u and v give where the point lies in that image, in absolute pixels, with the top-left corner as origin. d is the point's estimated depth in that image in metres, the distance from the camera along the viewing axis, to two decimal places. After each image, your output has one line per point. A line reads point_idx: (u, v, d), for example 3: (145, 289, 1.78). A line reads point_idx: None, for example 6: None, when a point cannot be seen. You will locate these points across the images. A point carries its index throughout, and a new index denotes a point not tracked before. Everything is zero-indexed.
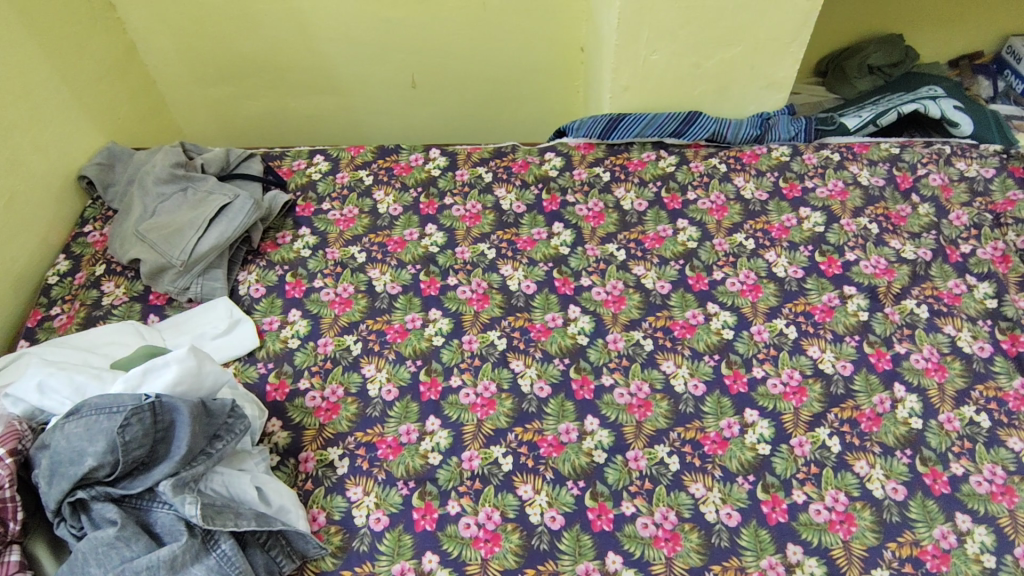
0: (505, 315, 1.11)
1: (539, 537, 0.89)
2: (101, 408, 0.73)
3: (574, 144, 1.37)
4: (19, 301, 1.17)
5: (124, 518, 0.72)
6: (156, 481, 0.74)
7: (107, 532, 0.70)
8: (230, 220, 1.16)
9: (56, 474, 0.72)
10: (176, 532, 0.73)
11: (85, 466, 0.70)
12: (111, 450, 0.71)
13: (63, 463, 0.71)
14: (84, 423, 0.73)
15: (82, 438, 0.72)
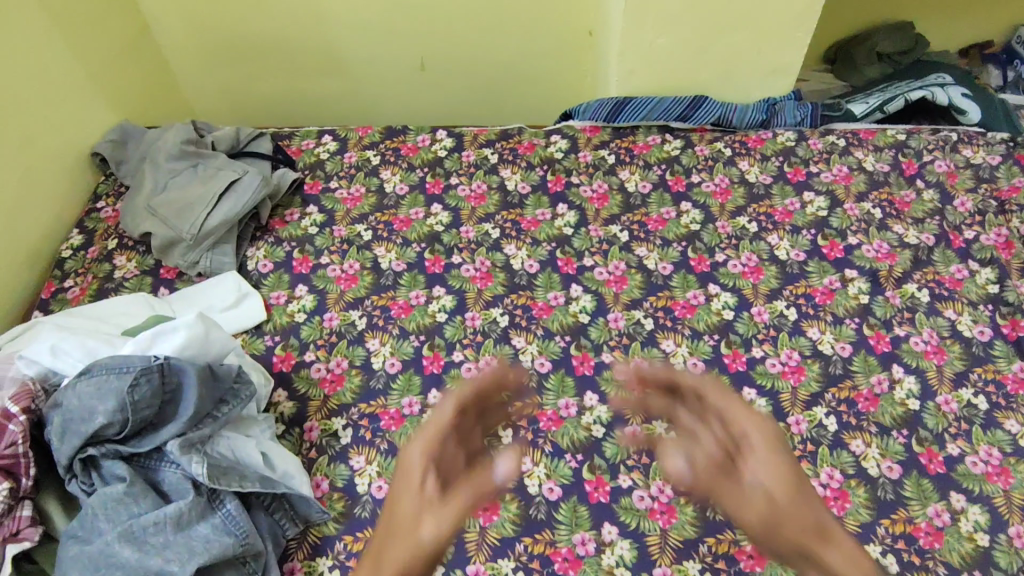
0: (508, 293, 1.13)
1: (537, 507, 0.91)
2: (111, 369, 0.76)
3: (580, 126, 1.38)
4: (33, 274, 1.20)
5: (133, 475, 0.74)
6: (164, 440, 0.76)
7: (116, 488, 0.73)
8: (239, 197, 1.18)
9: (68, 431, 0.74)
10: (183, 490, 0.75)
11: (96, 424, 0.73)
12: (120, 408, 0.74)
13: (75, 420, 0.74)
14: (95, 382, 0.75)
15: (93, 396, 0.74)
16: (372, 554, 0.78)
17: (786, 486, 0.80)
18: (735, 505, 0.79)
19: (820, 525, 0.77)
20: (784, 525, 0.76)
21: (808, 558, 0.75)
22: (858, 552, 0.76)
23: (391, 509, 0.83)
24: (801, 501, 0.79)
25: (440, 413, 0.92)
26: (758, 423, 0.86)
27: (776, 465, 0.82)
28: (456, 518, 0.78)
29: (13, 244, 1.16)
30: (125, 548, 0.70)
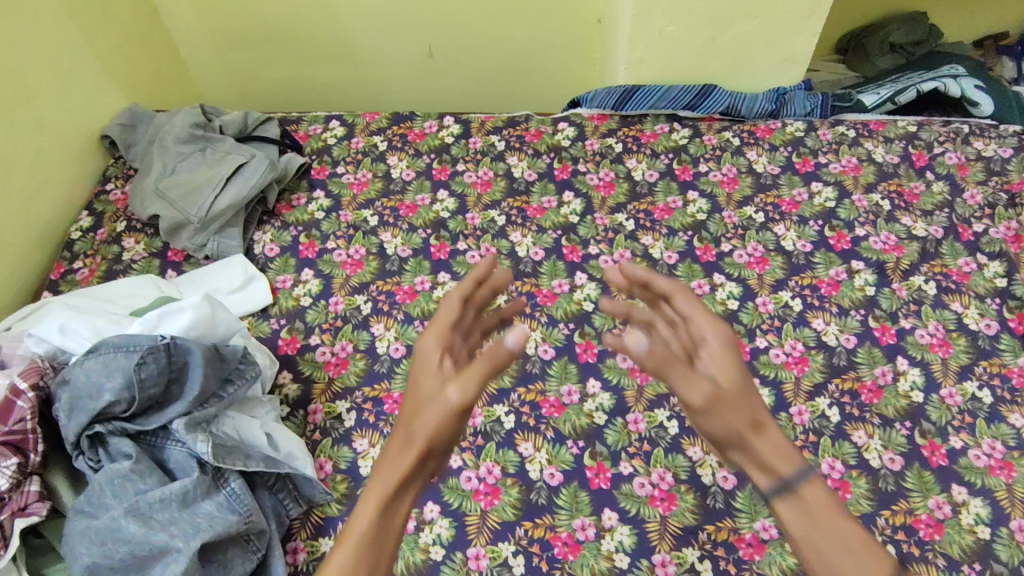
0: (513, 280, 1.13)
1: (537, 492, 0.91)
2: (119, 347, 0.77)
3: (587, 114, 1.37)
4: (43, 255, 1.21)
5: (139, 452, 0.75)
6: (170, 418, 0.77)
7: (122, 464, 0.74)
8: (247, 180, 1.19)
9: (76, 407, 0.75)
10: (188, 468, 0.76)
11: (102, 401, 0.74)
12: (127, 386, 0.74)
13: (83, 397, 0.75)
14: (103, 360, 0.76)
15: (100, 373, 0.75)
16: (395, 429, 0.65)
17: (736, 372, 0.62)
18: (682, 383, 0.61)
19: (755, 411, 0.60)
20: (721, 411, 0.59)
21: (740, 450, 0.60)
22: (812, 469, 0.59)
23: (405, 400, 0.67)
24: (751, 387, 0.61)
25: (443, 305, 0.72)
26: (697, 302, 0.68)
27: (731, 361, 0.62)
28: (482, 375, 0.63)
29: (24, 225, 1.17)
30: (131, 523, 0.71)
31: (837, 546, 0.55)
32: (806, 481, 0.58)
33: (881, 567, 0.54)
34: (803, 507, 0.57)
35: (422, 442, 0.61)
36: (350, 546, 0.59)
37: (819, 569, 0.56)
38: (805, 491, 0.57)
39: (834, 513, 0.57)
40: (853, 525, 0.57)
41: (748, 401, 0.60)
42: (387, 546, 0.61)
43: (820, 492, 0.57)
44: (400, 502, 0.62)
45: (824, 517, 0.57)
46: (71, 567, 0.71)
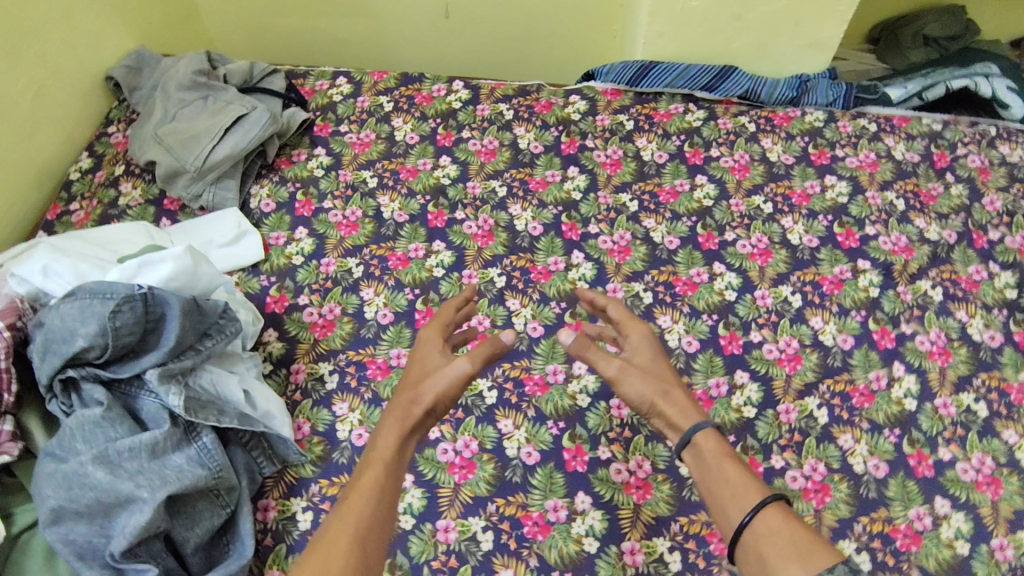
0: (508, 254, 1.11)
1: (513, 470, 0.91)
2: (94, 293, 0.75)
3: (601, 88, 1.33)
4: (40, 195, 1.19)
5: (111, 400, 0.75)
6: (144, 368, 0.76)
7: (93, 411, 0.73)
8: (245, 133, 1.14)
9: (49, 350, 0.74)
10: (160, 419, 0.76)
11: (76, 346, 0.72)
12: (101, 333, 0.73)
13: (56, 341, 0.73)
14: (78, 305, 0.75)
15: (75, 318, 0.73)
16: (405, 387, 0.78)
17: (655, 360, 0.81)
18: (602, 361, 0.80)
19: (665, 383, 0.78)
20: (640, 382, 0.77)
21: (653, 412, 0.77)
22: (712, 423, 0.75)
23: (413, 369, 0.81)
24: (664, 368, 0.80)
25: (444, 305, 0.88)
26: (628, 311, 0.87)
27: (655, 357, 0.81)
28: (487, 356, 0.77)
29: (21, 163, 1.15)
30: (97, 470, 0.71)
31: (720, 481, 0.71)
32: (700, 432, 0.74)
33: (754, 494, 0.69)
34: (697, 452, 0.74)
35: (433, 398, 0.75)
36: (379, 468, 0.71)
37: (711, 503, 0.71)
38: (699, 438, 0.74)
39: (724, 458, 0.72)
40: (738, 467, 0.71)
41: (661, 375, 0.79)
42: (399, 476, 0.73)
43: (712, 439, 0.73)
44: (408, 443, 0.75)
45: (713, 459, 0.72)
46: (37, 508, 0.72)
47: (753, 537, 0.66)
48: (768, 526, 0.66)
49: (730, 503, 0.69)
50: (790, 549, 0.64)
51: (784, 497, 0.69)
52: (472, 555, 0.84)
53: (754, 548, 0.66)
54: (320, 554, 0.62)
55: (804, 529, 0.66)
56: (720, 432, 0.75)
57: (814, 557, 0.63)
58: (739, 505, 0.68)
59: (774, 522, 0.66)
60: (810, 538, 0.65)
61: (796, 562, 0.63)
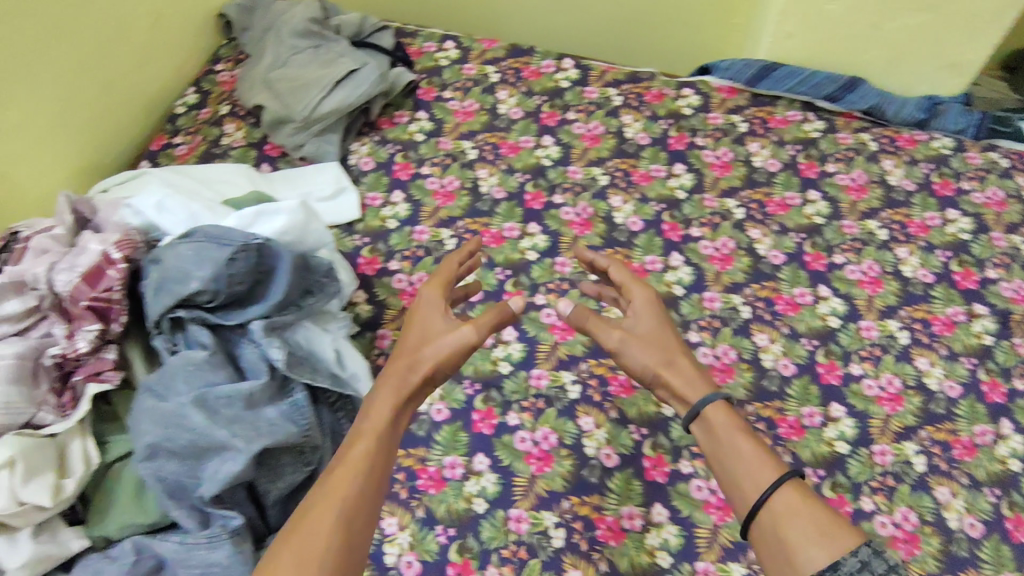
0: (605, 247, 1.07)
1: (590, 470, 0.89)
2: (212, 238, 0.75)
3: (717, 85, 1.27)
4: (146, 124, 1.21)
5: (215, 345, 0.75)
6: (248, 319, 0.76)
7: (198, 354, 0.74)
8: (353, 88, 1.11)
9: (162, 287, 0.73)
10: (258, 371, 0.76)
11: (189, 289, 0.72)
12: (214, 279, 0.73)
13: (169, 280, 0.73)
14: (195, 247, 0.75)
15: (190, 260, 0.73)
16: (403, 353, 0.74)
17: (656, 322, 0.79)
18: (600, 331, 0.79)
19: (669, 351, 0.76)
20: (648, 352, 0.76)
21: (656, 382, 0.76)
22: (723, 396, 0.73)
23: (411, 330, 0.77)
24: (664, 332, 0.78)
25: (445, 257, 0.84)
26: (630, 273, 0.85)
27: (654, 320, 0.78)
28: (494, 324, 0.75)
29: (130, 90, 1.16)
30: (197, 413, 0.71)
31: (733, 457, 0.68)
32: (710, 406, 0.71)
33: (769, 471, 0.66)
34: (709, 427, 0.71)
35: (433, 366, 0.71)
36: (370, 443, 0.66)
37: (724, 481, 0.69)
38: (709, 411, 0.71)
39: (736, 434, 0.69)
40: (751, 443, 0.68)
41: (663, 342, 0.76)
42: (393, 451, 0.68)
43: (721, 413, 0.71)
44: (404, 413, 0.71)
45: (725, 435, 0.69)
46: (133, 441, 0.72)
47: (769, 518, 0.64)
48: (787, 505, 0.63)
49: (743, 481, 0.66)
50: (810, 532, 0.61)
51: (800, 471, 0.66)
52: (542, 550, 0.83)
53: (772, 529, 0.63)
54: (299, 539, 0.58)
55: (823, 508, 0.63)
56: (730, 405, 0.72)
57: (835, 539, 0.60)
58: (753, 483, 0.66)
59: (794, 501, 0.63)
60: (830, 518, 0.62)
61: (819, 545, 0.60)
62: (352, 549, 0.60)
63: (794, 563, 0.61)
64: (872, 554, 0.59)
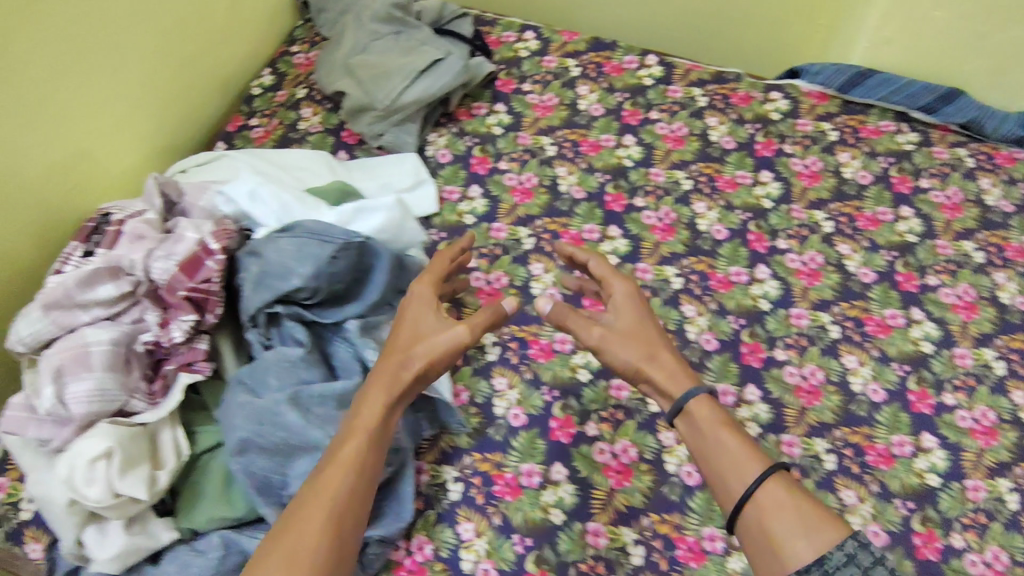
0: (688, 255, 1.04)
1: (671, 486, 0.86)
2: (312, 233, 0.73)
3: (806, 90, 1.22)
4: (221, 104, 1.20)
5: (311, 343, 0.74)
6: (345, 318, 0.75)
7: (294, 351, 0.73)
8: (437, 78, 1.08)
9: (261, 283, 0.73)
10: (351, 370, 0.74)
11: (290, 286, 0.71)
12: (316, 276, 0.71)
13: (270, 275, 0.72)
14: (295, 243, 0.73)
15: (292, 257, 0.72)
16: (395, 349, 0.72)
17: (635, 319, 0.83)
18: (582, 329, 0.83)
19: (650, 346, 0.81)
20: (629, 347, 0.81)
21: (637, 377, 0.81)
22: (706, 388, 0.78)
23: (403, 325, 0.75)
24: (643, 327, 0.82)
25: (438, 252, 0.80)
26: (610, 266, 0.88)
27: (634, 317, 0.83)
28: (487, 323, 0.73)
29: (208, 68, 1.15)
30: (292, 411, 0.70)
31: (720, 453, 0.73)
32: (694, 401, 0.76)
33: (755, 466, 0.71)
34: (693, 421, 0.76)
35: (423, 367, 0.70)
36: (360, 441, 0.66)
37: (711, 477, 0.74)
38: (693, 406, 0.76)
39: (719, 428, 0.75)
40: (736, 438, 0.73)
41: (644, 338, 0.81)
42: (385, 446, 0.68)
43: (705, 408, 0.76)
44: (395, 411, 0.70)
45: (709, 429, 0.75)
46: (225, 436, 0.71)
47: (757, 511, 0.69)
48: (773, 501, 0.69)
49: (731, 477, 0.72)
50: (795, 525, 0.67)
51: (784, 466, 0.72)
52: (620, 566, 0.81)
53: (758, 523, 0.69)
54: (288, 539, 0.60)
55: (806, 500, 0.69)
56: (712, 399, 0.77)
57: (819, 531, 0.66)
58: (740, 479, 0.71)
59: (779, 495, 0.69)
60: (812, 511, 0.68)
61: (804, 539, 0.66)
62: (342, 548, 0.62)
63: (780, 553, 0.66)
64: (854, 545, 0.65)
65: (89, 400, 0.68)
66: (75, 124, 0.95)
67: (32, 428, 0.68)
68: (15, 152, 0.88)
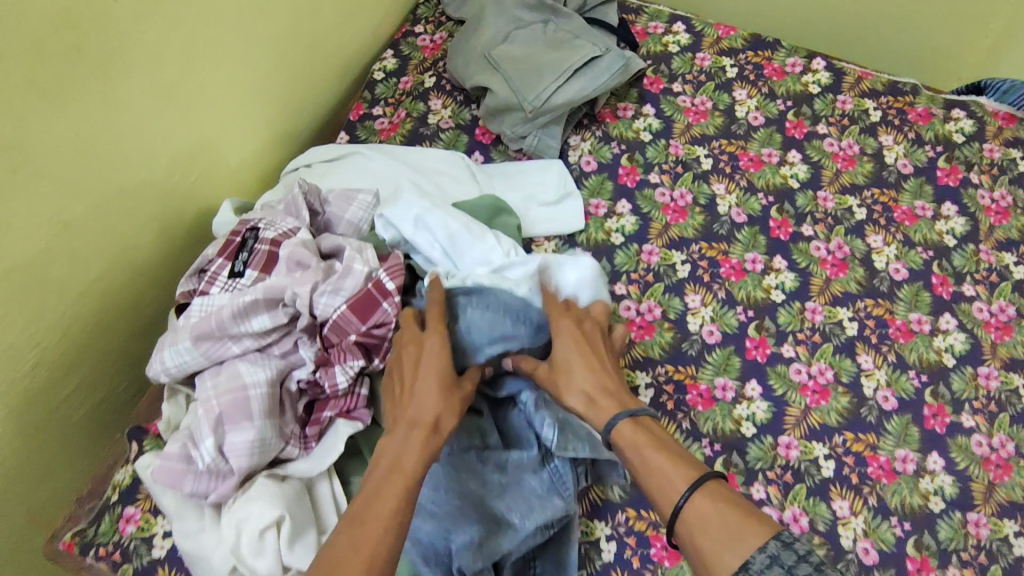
0: (863, 296, 0.93)
1: (846, 565, 0.76)
2: (509, 312, 0.70)
3: (991, 109, 1.08)
4: (340, 87, 1.09)
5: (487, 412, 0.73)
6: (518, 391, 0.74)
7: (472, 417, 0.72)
8: (593, 78, 0.99)
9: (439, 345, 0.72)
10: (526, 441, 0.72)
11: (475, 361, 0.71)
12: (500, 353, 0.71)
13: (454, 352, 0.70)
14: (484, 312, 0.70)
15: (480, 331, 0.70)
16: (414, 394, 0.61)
17: (566, 352, 0.68)
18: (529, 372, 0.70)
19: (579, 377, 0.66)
20: (570, 384, 0.66)
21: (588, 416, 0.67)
22: (629, 413, 0.63)
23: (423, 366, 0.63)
24: (574, 364, 0.67)
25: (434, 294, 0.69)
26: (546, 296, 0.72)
27: (565, 350, 0.68)
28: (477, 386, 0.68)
29: (333, 48, 1.04)
30: (470, 479, 0.68)
31: (641, 474, 0.59)
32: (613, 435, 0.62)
33: (676, 479, 0.57)
34: (620, 451, 0.62)
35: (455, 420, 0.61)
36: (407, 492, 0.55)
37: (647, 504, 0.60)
38: (615, 437, 0.62)
39: (641, 449, 0.60)
40: (657, 455, 0.59)
41: (568, 376, 0.67)
42: None
43: (625, 433, 0.62)
44: None
45: (629, 453, 0.61)
46: None
47: (684, 529, 0.55)
48: (700, 514, 0.54)
49: (653, 495, 0.58)
50: (719, 537, 0.52)
51: (716, 471, 0.57)
52: None
53: (690, 543, 0.55)
54: None
55: (735, 506, 0.54)
56: (639, 422, 0.62)
57: (742, 539, 0.51)
58: (661, 494, 0.57)
59: (702, 508, 0.54)
60: (740, 515, 0.53)
61: (727, 549, 0.51)
62: None
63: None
64: (779, 548, 0.50)
65: (250, 453, 0.61)
66: (202, 109, 0.85)
67: (187, 481, 0.61)
68: (148, 141, 0.79)
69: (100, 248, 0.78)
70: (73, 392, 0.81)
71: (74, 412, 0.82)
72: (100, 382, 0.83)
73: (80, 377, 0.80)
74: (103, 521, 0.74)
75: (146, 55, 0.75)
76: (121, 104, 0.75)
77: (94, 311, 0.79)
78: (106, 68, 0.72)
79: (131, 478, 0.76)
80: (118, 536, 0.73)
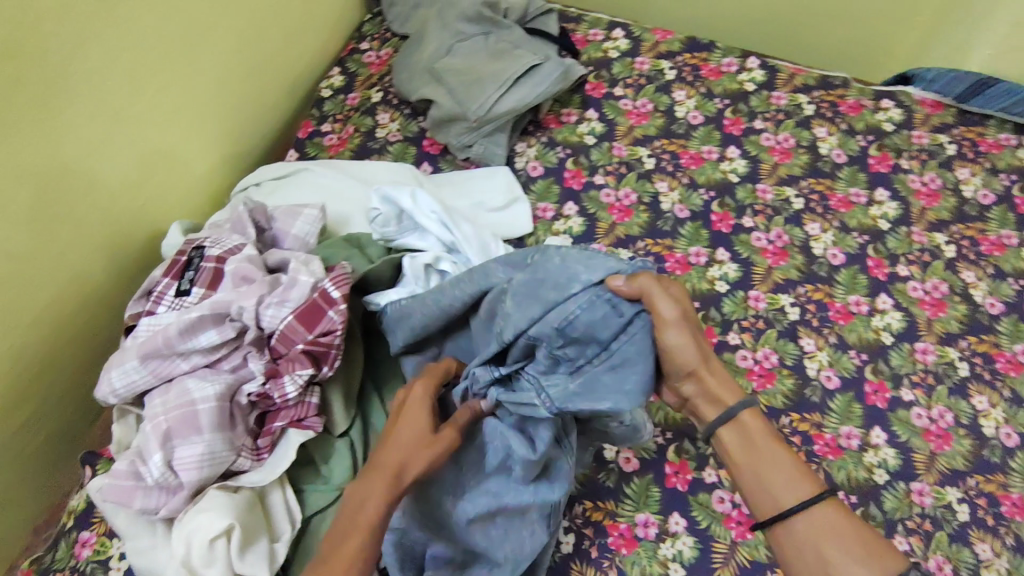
0: (804, 282, 0.97)
1: None
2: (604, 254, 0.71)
3: (919, 98, 1.14)
4: (290, 107, 1.12)
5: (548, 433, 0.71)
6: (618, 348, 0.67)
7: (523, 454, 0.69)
8: (534, 85, 1.02)
9: (534, 292, 0.69)
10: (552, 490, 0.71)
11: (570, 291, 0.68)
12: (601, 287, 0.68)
13: (542, 286, 0.69)
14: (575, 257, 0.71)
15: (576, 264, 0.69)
16: (390, 445, 0.64)
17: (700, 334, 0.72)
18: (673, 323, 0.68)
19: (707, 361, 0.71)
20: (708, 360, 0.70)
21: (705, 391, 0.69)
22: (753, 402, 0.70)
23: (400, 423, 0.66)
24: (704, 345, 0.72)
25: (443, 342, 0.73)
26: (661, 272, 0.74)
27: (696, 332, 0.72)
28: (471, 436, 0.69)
29: (280, 70, 1.07)
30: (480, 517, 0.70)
31: (767, 464, 0.66)
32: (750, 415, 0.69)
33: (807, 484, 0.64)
34: (747, 436, 0.68)
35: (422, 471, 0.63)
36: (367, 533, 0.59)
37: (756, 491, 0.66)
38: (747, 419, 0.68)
39: (773, 445, 0.67)
40: (788, 454, 0.66)
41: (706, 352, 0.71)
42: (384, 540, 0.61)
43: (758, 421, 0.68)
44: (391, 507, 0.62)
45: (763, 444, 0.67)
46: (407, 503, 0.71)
47: (806, 528, 0.62)
48: (828, 520, 0.62)
49: (778, 489, 0.65)
50: (853, 548, 0.60)
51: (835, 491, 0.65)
52: None
53: (810, 542, 0.62)
54: None
55: (859, 523, 0.63)
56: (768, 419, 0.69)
57: (878, 559, 0.59)
58: (788, 491, 0.64)
59: (832, 517, 0.62)
60: (867, 534, 0.62)
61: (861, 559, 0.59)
62: None
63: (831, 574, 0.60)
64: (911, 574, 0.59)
65: (200, 465, 0.63)
66: (151, 135, 0.87)
67: (138, 498, 0.64)
68: (94, 168, 0.81)
69: (49, 276, 0.79)
70: (26, 421, 0.81)
71: (28, 440, 0.82)
72: (54, 408, 0.84)
73: (33, 404, 0.81)
74: (59, 548, 0.75)
75: (89, 85, 0.77)
76: (64, 133, 0.76)
77: (47, 339, 0.81)
78: (47, 100, 0.74)
79: (86, 502, 0.77)
80: (74, 561, 0.74)
